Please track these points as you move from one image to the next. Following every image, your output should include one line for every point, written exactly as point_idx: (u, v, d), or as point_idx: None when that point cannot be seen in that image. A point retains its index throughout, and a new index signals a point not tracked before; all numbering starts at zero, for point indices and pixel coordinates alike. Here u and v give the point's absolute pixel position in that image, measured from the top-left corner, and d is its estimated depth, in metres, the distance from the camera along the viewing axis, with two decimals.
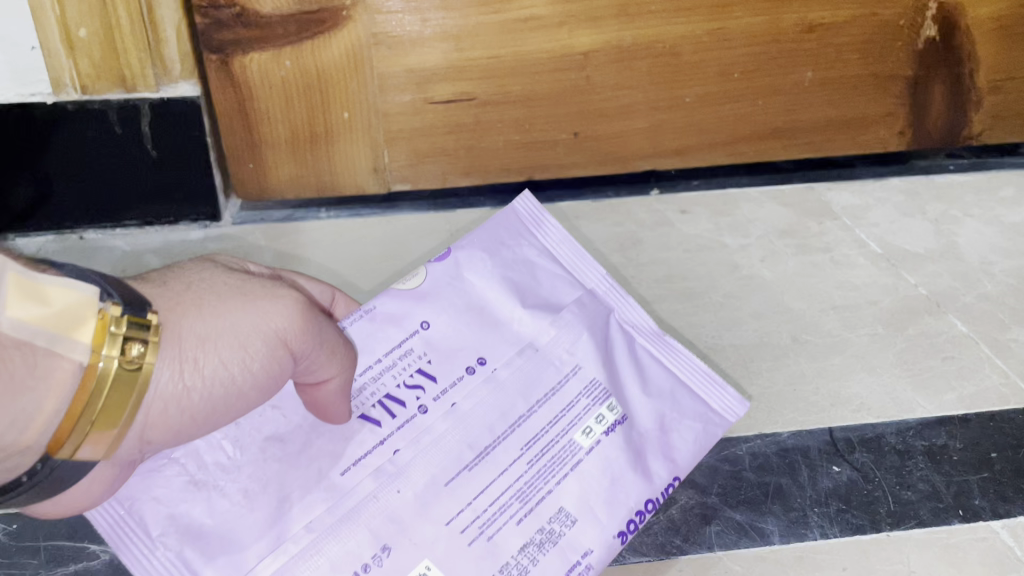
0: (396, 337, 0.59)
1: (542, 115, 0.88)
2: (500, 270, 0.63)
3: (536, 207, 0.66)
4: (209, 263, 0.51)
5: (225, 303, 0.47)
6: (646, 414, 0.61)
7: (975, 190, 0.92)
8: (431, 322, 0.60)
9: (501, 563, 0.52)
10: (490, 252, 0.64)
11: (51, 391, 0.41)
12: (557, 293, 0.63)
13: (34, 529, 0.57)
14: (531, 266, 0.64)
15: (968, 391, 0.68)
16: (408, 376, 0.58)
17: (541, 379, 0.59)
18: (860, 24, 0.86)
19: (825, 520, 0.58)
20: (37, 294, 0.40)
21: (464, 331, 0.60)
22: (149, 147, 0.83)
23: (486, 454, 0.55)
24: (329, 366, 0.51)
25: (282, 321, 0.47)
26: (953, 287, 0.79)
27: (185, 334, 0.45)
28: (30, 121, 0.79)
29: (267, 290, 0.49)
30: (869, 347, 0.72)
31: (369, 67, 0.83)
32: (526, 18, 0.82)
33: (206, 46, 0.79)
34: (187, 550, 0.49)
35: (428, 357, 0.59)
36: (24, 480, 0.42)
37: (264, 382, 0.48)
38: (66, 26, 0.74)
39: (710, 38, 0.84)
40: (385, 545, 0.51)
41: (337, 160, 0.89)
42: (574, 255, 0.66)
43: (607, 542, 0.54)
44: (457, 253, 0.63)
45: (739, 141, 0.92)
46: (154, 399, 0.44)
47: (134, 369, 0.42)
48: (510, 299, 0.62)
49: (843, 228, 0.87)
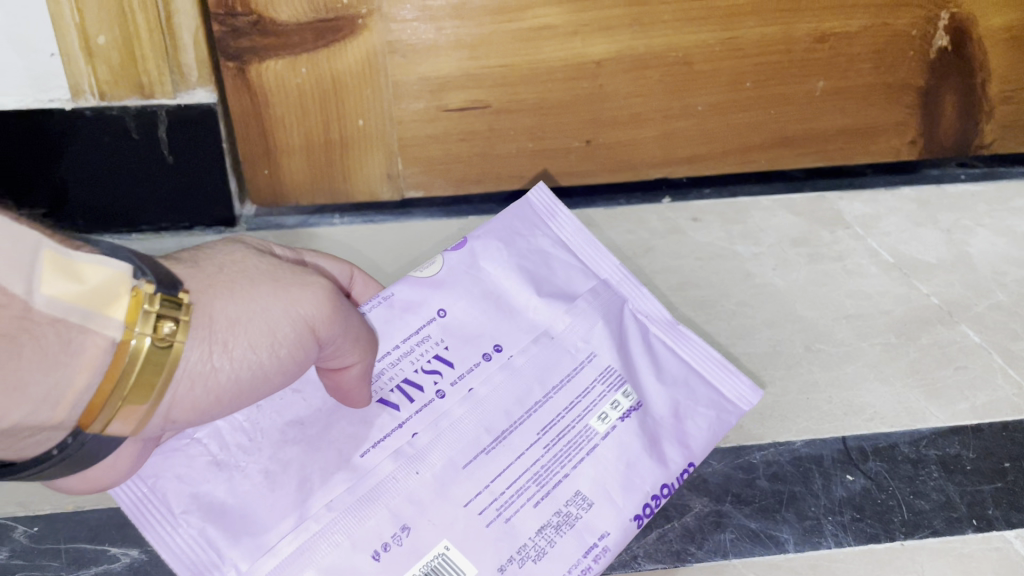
0: (414, 323, 0.59)
1: (555, 123, 0.89)
2: (516, 258, 0.63)
3: (551, 200, 0.66)
4: (236, 245, 0.50)
5: (255, 287, 0.47)
6: (660, 400, 0.62)
7: (987, 200, 0.93)
8: (449, 309, 0.60)
9: (518, 544, 0.52)
10: (505, 242, 0.64)
11: (83, 367, 0.40)
12: (571, 283, 0.64)
13: (55, 532, 0.57)
14: (546, 256, 0.65)
15: (981, 401, 0.68)
16: (426, 362, 0.58)
17: (557, 367, 0.60)
18: (872, 34, 0.86)
19: (839, 528, 0.58)
20: (71, 270, 0.40)
21: (481, 317, 0.61)
22: (166, 153, 0.83)
23: (503, 438, 0.56)
24: (353, 352, 0.51)
25: (313, 308, 0.47)
26: (966, 297, 0.79)
27: (216, 315, 0.44)
28: (49, 127, 0.80)
29: (298, 277, 0.48)
30: (882, 356, 0.72)
31: (384, 74, 0.83)
32: (540, 27, 0.82)
33: (223, 54, 0.80)
34: (210, 529, 0.49)
35: (445, 343, 0.59)
36: (54, 454, 0.41)
37: (289, 368, 0.48)
38: (85, 33, 0.74)
39: (723, 47, 0.85)
40: (405, 525, 0.51)
41: (351, 166, 0.89)
42: (588, 246, 0.66)
43: (624, 525, 0.55)
44: (474, 242, 0.63)
45: (751, 149, 0.93)
46: (182, 378, 0.43)
47: (166, 347, 0.41)
48: (526, 288, 0.63)
49: (855, 237, 0.87)
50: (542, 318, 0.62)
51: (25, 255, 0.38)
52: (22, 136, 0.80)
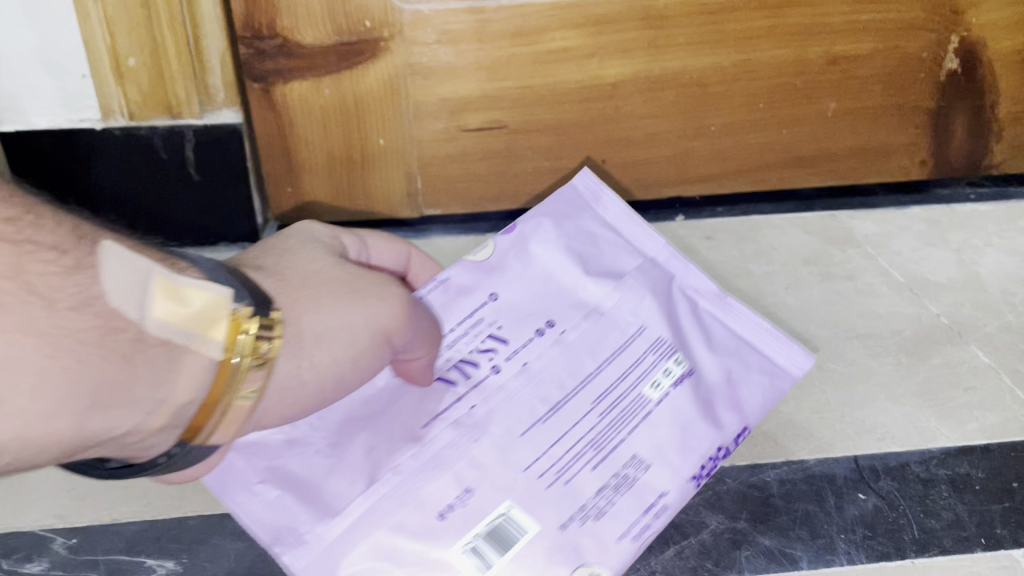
0: (468, 305, 0.67)
1: (572, 143, 0.91)
2: (564, 239, 0.73)
3: (596, 185, 0.76)
4: (315, 253, 0.58)
5: (338, 299, 0.55)
6: (713, 368, 0.67)
7: (996, 220, 0.94)
8: (499, 293, 0.69)
9: (580, 504, 0.57)
10: (555, 222, 0.73)
11: (186, 383, 0.46)
12: (617, 262, 0.72)
13: (93, 543, 0.59)
14: (593, 236, 0.74)
15: (990, 422, 0.69)
16: (481, 341, 0.66)
17: (608, 340, 0.66)
18: (883, 56, 0.88)
19: (851, 546, 0.60)
20: (178, 295, 0.46)
21: (531, 299, 0.69)
22: (193, 172, 0.85)
23: (560, 407, 0.62)
24: (419, 349, 0.60)
25: (387, 319, 0.56)
26: (975, 317, 0.80)
27: (307, 330, 0.52)
28: (80, 145, 0.82)
29: (374, 289, 0.56)
30: (892, 376, 0.74)
31: (405, 95, 0.85)
32: (557, 50, 0.84)
33: (249, 75, 0.82)
34: (285, 495, 0.56)
35: (498, 324, 0.67)
36: (162, 461, 0.49)
37: (366, 369, 0.56)
38: (116, 56, 0.76)
39: (736, 69, 0.87)
40: (468, 487, 0.57)
41: (373, 183, 0.91)
42: (633, 225, 0.75)
43: (681, 485, 0.60)
44: (524, 227, 0.72)
45: (764, 168, 0.94)
46: (275, 388, 0.52)
47: (260, 364, 0.49)
48: (574, 268, 0.71)
49: (866, 256, 0.89)
50: (591, 296, 0.69)
51: (137, 282, 0.45)
52: (54, 154, 0.83)
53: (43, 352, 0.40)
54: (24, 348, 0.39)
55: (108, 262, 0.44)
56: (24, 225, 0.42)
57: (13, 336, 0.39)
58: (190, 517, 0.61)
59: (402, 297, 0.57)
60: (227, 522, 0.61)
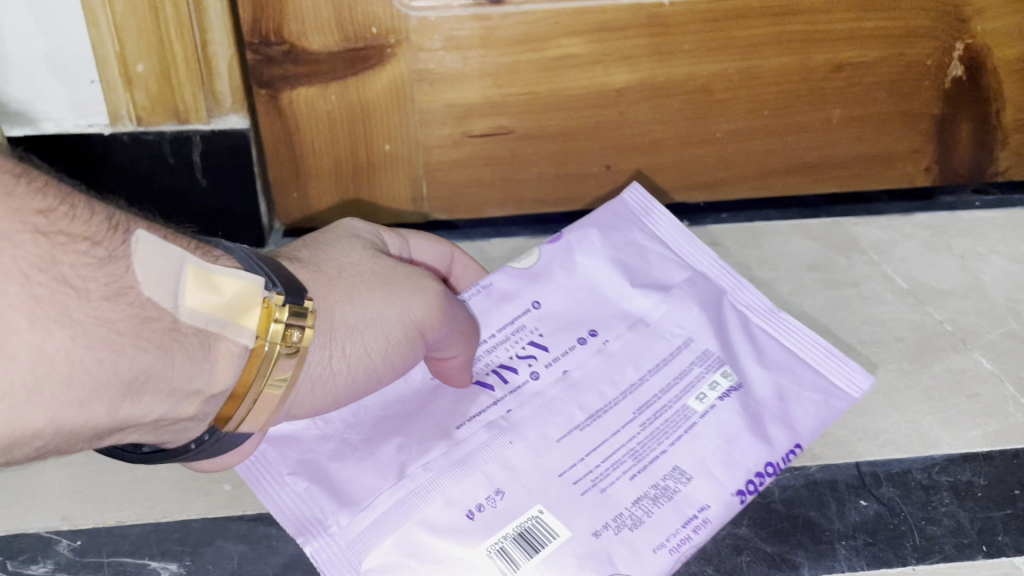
0: (510, 312, 0.68)
1: (578, 149, 0.91)
2: (611, 251, 0.71)
3: (646, 199, 0.74)
4: (356, 248, 0.60)
5: (373, 293, 0.57)
6: (763, 384, 0.65)
7: (1001, 227, 0.94)
8: (542, 302, 0.69)
9: (615, 512, 0.56)
10: (603, 234, 0.72)
11: (218, 369, 0.48)
12: (667, 275, 0.71)
13: (98, 545, 0.60)
14: (641, 249, 0.72)
15: (993, 429, 0.69)
16: (521, 348, 0.66)
17: (652, 351, 0.65)
18: (888, 63, 0.88)
19: (852, 553, 0.60)
20: (210, 284, 0.47)
21: (576, 308, 0.69)
22: (200, 176, 0.86)
23: (600, 416, 0.61)
24: (453, 347, 0.61)
25: (417, 313, 0.58)
26: (979, 325, 0.80)
27: (338, 322, 0.55)
28: (88, 151, 0.83)
29: (410, 284, 0.59)
30: (896, 383, 0.74)
31: (411, 101, 0.86)
32: (562, 57, 0.84)
33: (257, 81, 0.83)
34: (314, 488, 0.58)
35: (539, 331, 0.67)
36: (192, 447, 0.51)
37: (398, 362, 0.59)
38: (125, 62, 0.77)
39: (741, 76, 0.87)
40: (498, 489, 0.57)
41: (379, 189, 0.92)
42: (683, 240, 0.73)
43: (725, 499, 0.58)
44: (570, 235, 0.72)
45: (769, 175, 0.94)
46: (306, 379, 0.54)
47: (291, 351, 0.50)
48: (619, 279, 0.70)
49: (871, 263, 0.89)
50: (636, 308, 0.68)
51: (173, 271, 0.46)
52: (62, 160, 0.83)
53: (79, 342, 0.40)
54: (61, 339, 0.39)
55: (145, 250, 0.45)
56: (58, 215, 0.41)
57: (51, 327, 0.39)
58: (195, 520, 0.62)
59: (433, 292, 0.59)
60: (232, 525, 0.61)
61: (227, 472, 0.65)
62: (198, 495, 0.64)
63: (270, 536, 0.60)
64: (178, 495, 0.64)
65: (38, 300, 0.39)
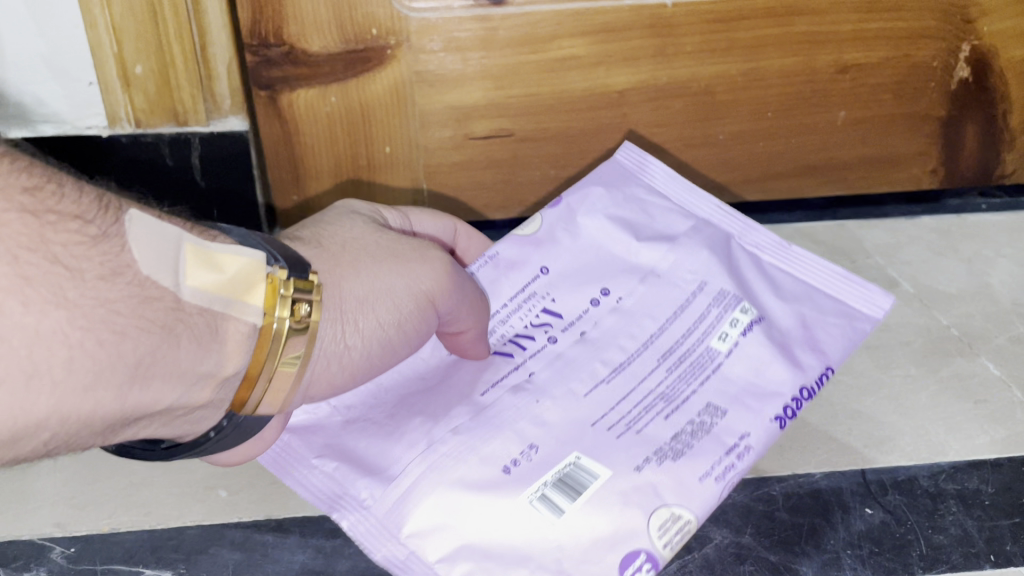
0: (520, 281, 0.68)
1: (580, 152, 0.90)
2: (611, 208, 0.71)
3: (639, 155, 0.74)
4: (355, 223, 0.59)
5: (378, 264, 0.56)
6: (786, 315, 0.64)
7: (1008, 230, 0.93)
8: (550, 267, 0.69)
9: (655, 447, 0.55)
10: (604, 191, 0.72)
11: (230, 351, 0.47)
12: (671, 225, 0.70)
13: (91, 553, 0.59)
14: (643, 203, 0.72)
15: (1001, 436, 0.68)
16: (535, 316, 0.66)
17: (668, 299, 0.65)
18: (893, 65, 0.87)
19: (858, 562, 0.59)
20: (211, 262, 0.46)
21: (586, 267, 0.69)
22: (199, 177, 0.85)
23: (622, 368, 0.60)
24: (465, 318, 0.61)
25: (428, 281, 0.57)
26: (986, 329, 0.79)
27: (347, 295, 0.54)
28: (86, 155, 0.82)
29: (415, 254, 0.58)
30: (902, 389, 0.73)
31: (412, 103, 0.85)
32: (564, 58, 0.84)
33: (255, 83, 0.81)
34: (342, 467, 0.57)
35: (551, 297, 0.67)
36: (212, 435, 0.51)
37: (411, 334, 0.57)
38: (123, 63, 0.77)
39: (744, 78, 0.86)
40: (532, 444, 0.56)
41: (379, 192, 0.91)
42: (683, 191, 0.72)
43: (765, 427, 0.56)
44: (569, 199, 0.72)
45: (772, 177, 0.93)
46: (320, 357, 0.53)
47: (302, 327, 0.49)
48: (624, 235, 0.70)
49: (876, 267, 0.88)
50: (648, 260, 0.68)
51: (173, 251, 0.45)
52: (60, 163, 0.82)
53: (81, 328, 0.39)
54: (58, 321, 0.38)
55: (143, 230, 0.44)
56: (46, 194, 0.40)
57: (46, 310, 0.38)
58: (190, 527, 0.61)
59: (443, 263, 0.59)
60: (227, 531, 0.61)
61: (224, 478, 0.65)
62: (194, 501, 0.63)
63: (266, 543, 0.60)
64: (175, 502, 0.63)
65: (29, 282, 0.38)
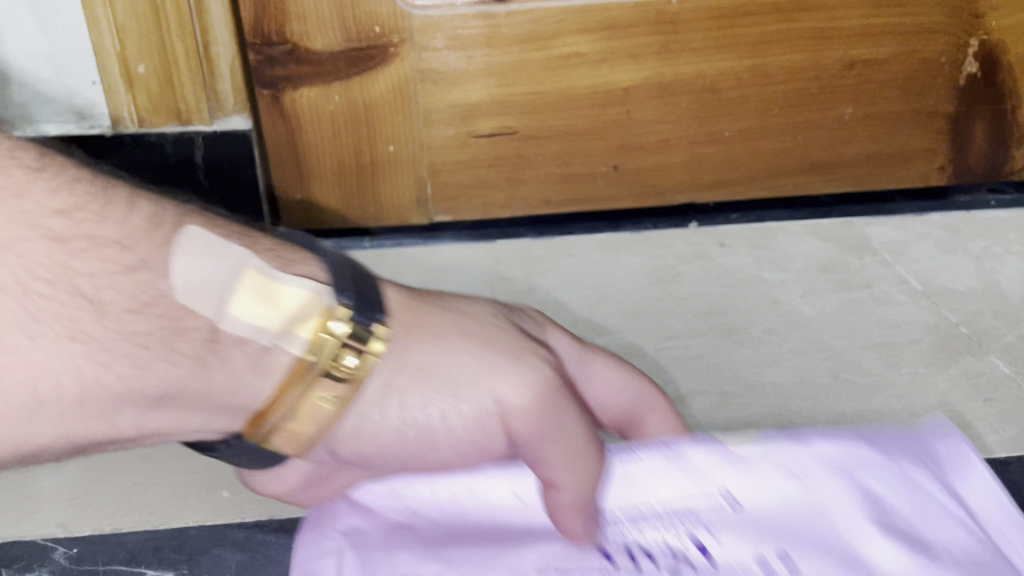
0: (655, 476, 0.45)
1: (585, 150, 0.90)
2: (871, 474, 0.45)
3: (954, 433, 0.47)
4: (481, 303, 0.47)
5: (459, 345, 0.44)
6: None
7: (1019, 227, 0.92)
8: (731, 488, 0.44)
9: None
10: (875, 462, 0.45)
11: (266, 383, 0.41)
12: (939, 531, 0.43)
13: (93, 555, 0.59)
14: (921, 488, 0.44)
15: (1010, 434, 0.67)
16: (665, 534, 0.43)
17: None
18: (901, 60, 0.86)
19: None
20: (270, 293, 0.41)
21: (757, 504, 0.44)
22: (201, 178, 0.84)
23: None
24: (563, 467, 0.42)
25: (507, 391, 0.42)
26: (995, 327, 0.78)
27: (407, 359, 0.43)
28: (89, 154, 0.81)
29: (511, 351, 0.44)
30: (910, 388, 0.72)
31: (416, 102, 0.85)
32: (568, 55, 0.83)
33: (259, 81, 0.82)
34: (347, 552, 0.43)
35: (703, 525, 0.44)
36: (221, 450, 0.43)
37: (469, 440, 0.44)
38: (126, 62, 0.77)
39: (750, 74, 0.85)
40: None
41: (383, 190, 0.90)
42: (993, 502, 0.44)
43: None
44: (817, 444, 0.45)
45: (779, 175, 0.93)
46: (351, 417, 0.43)
47: (337, 374, 0.41)
48: (861, 505, 0.43)
49: (884, 264, 0.87)
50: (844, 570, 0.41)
51: (227, 275, 0.40)
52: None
53: (87, 365, 0.36)
54: (67, 357, 0.36)
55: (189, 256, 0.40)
56: None
57: None
58: (193, 527, 0.61)
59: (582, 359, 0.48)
60: (230, 532, 0.60)
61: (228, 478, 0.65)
62: (196, 502, 0.63)
63: (269, 544, 0.59)
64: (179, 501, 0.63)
65: None
